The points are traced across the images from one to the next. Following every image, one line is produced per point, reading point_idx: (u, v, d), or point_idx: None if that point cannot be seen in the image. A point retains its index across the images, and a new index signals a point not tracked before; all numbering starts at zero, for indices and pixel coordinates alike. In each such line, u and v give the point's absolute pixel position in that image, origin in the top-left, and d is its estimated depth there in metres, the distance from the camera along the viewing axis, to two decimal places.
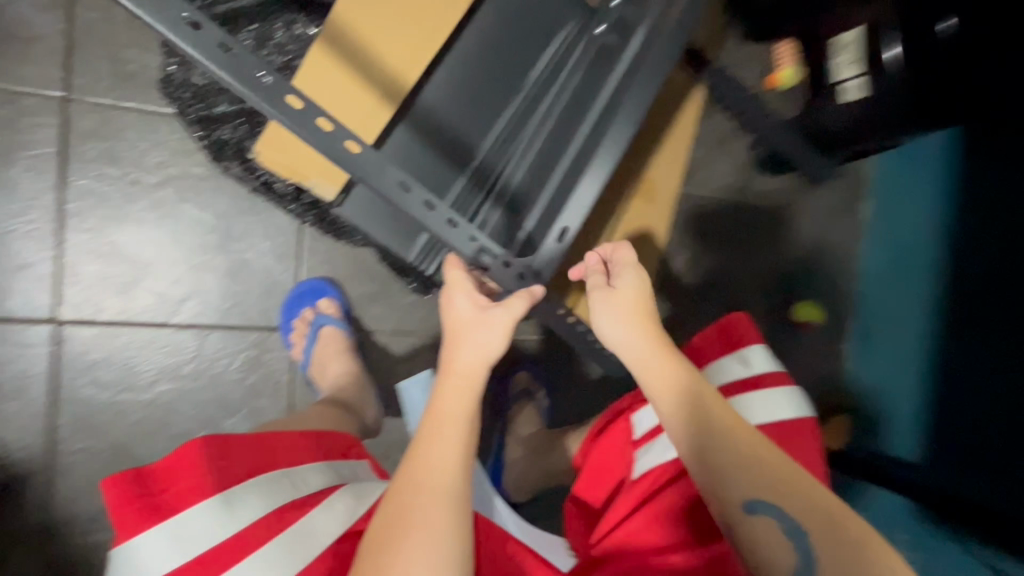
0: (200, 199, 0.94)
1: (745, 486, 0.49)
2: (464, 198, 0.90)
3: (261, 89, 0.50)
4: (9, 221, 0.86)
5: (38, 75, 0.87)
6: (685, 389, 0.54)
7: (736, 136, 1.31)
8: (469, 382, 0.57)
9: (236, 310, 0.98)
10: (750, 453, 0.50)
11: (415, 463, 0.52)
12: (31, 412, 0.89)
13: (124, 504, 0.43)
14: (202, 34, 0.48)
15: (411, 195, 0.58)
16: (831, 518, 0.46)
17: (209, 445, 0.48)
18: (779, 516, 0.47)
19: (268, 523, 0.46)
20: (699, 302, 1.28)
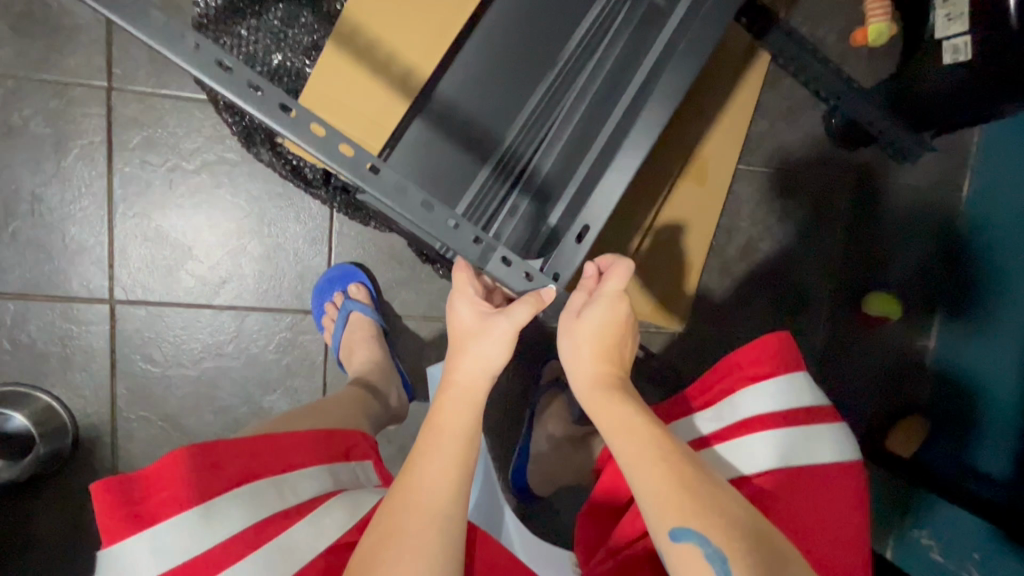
0: (235, 185, 0.97)
1: (667, 513, 0.48)
2: (485, 194, 0.83)
3: (256, 100, 0.50)
4: (65, 207, 0.92)
5: (83, 64, 0.90)
6: (622, 413, 0.54)
7: (804, 105, 1.19)
8: (470, 397, 0.56)
9: (272, 293, 1.01)
10: (673, 478, 0.49)
11: (409, 477, 0.52)
12: (93, 383, 0.96)
13: (111, 510, 0.46)
14: (203, 54, 0.49)
15: (406, 198, 0.55)
16: (752, 545, 0.46)
17: (194, 454, 0.49)
18: (702, 544, 0.46)
19: (244, 539, 0.48)
20: (750, 292, 1.21)
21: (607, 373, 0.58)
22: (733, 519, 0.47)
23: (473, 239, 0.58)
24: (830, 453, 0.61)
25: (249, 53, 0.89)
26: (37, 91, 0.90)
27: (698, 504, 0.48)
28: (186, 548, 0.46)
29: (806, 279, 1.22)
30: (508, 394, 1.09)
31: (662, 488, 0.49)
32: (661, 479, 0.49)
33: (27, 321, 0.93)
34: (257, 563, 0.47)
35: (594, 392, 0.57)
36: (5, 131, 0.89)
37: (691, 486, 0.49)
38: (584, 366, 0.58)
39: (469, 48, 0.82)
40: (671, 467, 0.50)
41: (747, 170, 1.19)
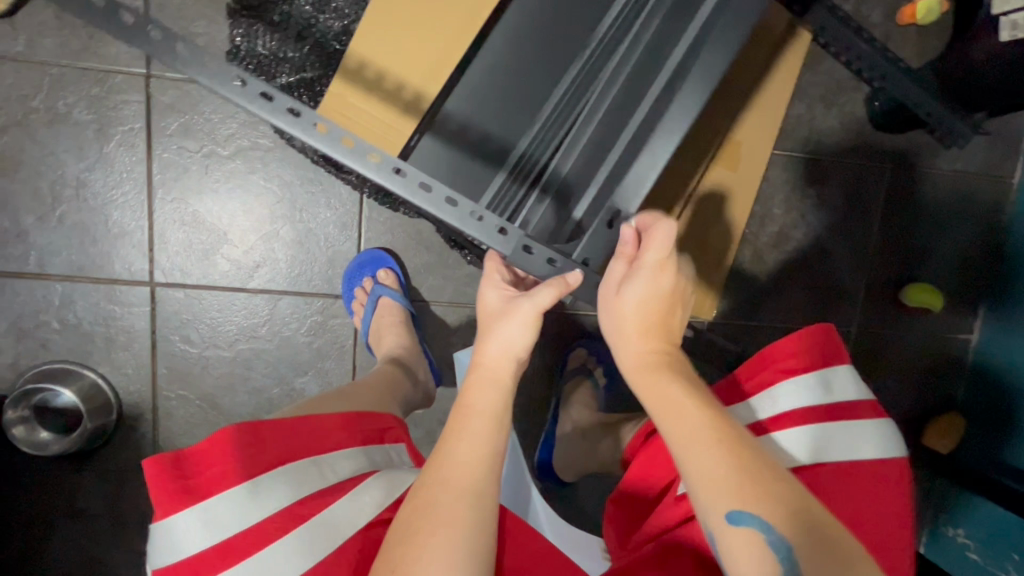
0: (268, 170, 0.98)
1: (726, 497, 0.47)
2: (507, 192, 0.81)
3: (292, 122, 0.52)
4: (107, 192, 0.95)
5: (123, 52, 0.93)
6: (670, 394, 0.53)
7: (844, 88, 1.14)
8: (498, 379, 0.56)
9: (304, 277, 1.02)
10: (729, 463, 0.48)
11: (440, 455, 0.52)
12: (135, 362, 0.99)
13: (163, 484, 0.47)
14: (249, 90, 0.52)
15: (431, 193, 0.55)
16: (813, 530, 0.45)
17: (241, 432, 0.50)
18: (764, 530, 0.45)
19: (288, 515, 0.49)
20: (784, 281, 1.18)
21: (654, 351, 0.57)
22: (793, 506, 0.46)
23: (498, 229, 0.57)
24: (873, 448, 0.60)
25: (282, 39, 0.90)
26: (79, 78, 0.92)
27: (757, 490, 0.46)
28: (232, 523, 0.47)
29: (842, 269, 1.19)
30: (534, 381, 1.09)
31: (720, 473, 0.47)
32: (718, 463, 0.48)
33: (72, 302, 0.96)
34: (300, 539, 0.48)
35: (639, 370, 0.56)
36: (50, 117, 0.92)
37: (749, 471, 0.47)
38: (628, 342, 0.57)
39: (491, 45, 0.83)
40: (726, 450, 0.48)
41: (782, 155, 1.15)
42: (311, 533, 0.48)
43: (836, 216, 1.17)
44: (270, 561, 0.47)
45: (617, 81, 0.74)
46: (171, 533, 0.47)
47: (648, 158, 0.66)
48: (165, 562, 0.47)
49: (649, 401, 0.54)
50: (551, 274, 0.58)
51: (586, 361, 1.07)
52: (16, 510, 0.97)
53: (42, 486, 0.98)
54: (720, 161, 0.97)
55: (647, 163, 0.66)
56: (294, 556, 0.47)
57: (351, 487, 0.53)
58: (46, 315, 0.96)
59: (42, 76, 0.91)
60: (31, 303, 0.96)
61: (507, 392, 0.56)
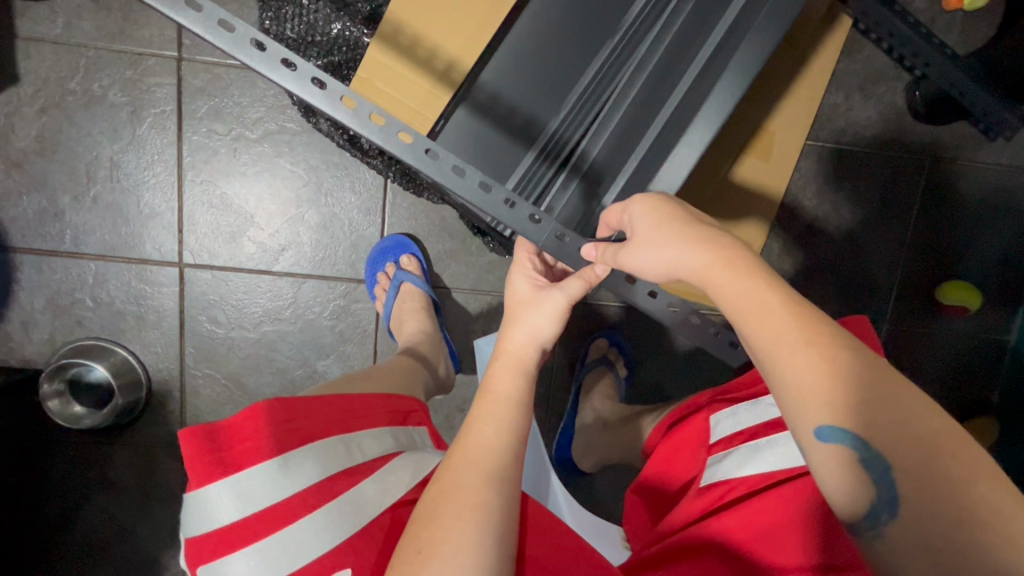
0: (294, 154, 0.99)
1: (817, 410, 0.39)
2: (532, 176, 0.83)
3: (321, 95, 0.51)
4: (140, 174, 0.97)
5: (155, 35, 0.94)
6: (750, 286, 0.44)
7: (883, 76, 1.10)
8: (522, 366, 0.56)
9: (328, 261, 1.03)
10: (828, 367, 0.40)
11: (466, 439, 0.53)
12: (164, 341, 1.02)
13: (196, 457, 0.46)
14: (270, 55, 0.49)
15: (465, 179, 0.54)
16: (931, 458, 0.37)
17: (274, 407, 0.50)
18: (856, 448, 0.39)
19: (318, 490, 0.49)
20: (812, 276, 1.15)
21: (746, 267, 0.45)
22: (913, 431, 0.38)
23: (531, 217, 0.56)
24: None
25: (310, 23, 0.90)
26: (114, 61, 0.93)
27: (860, 405, 0.39)
28: (263, 499, 0.47)
29: (873, 264, 1.15)
30: (554, 370, 1.08)
31: (823, 389, 0.39)
32: (811, 368, 0.40)
33: (105, 281, 0.99)
34: (328, 515, 0.48)
35: (713, 262, 0.46)
36: (85, 99, 0.94)
37: (856, 380, 0.39)
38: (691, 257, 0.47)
39: (517, 32, 0.81)
40: (826, 370, 0.40)
41: (817, 146, 1.12)
42: (338, 511, 0.49)
43: (869, 211, 1.14)
44: (300, 536, 0.47)
45: (646, 71, 0.77)
46: (201, 504, 0.46)
47: (685, 158, 0.65)
48: (195, 534, 0.46)
49: (717, 288, 0.46)
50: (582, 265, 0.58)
51: (606, 352, 1.06)
52: (51, 480, 1.01)
53: (76, 459, 1.01)
54: (750, 153, 0.95)
55: (682, 158, 0.65)
56: (319, 531, 0.47)
57: (378, 466, 0.54)
58: (81, 294, 0.99)
59: (79, 59, 0.93)
60: (66, 281, 0.98)
61: (530, 380, 0.56)
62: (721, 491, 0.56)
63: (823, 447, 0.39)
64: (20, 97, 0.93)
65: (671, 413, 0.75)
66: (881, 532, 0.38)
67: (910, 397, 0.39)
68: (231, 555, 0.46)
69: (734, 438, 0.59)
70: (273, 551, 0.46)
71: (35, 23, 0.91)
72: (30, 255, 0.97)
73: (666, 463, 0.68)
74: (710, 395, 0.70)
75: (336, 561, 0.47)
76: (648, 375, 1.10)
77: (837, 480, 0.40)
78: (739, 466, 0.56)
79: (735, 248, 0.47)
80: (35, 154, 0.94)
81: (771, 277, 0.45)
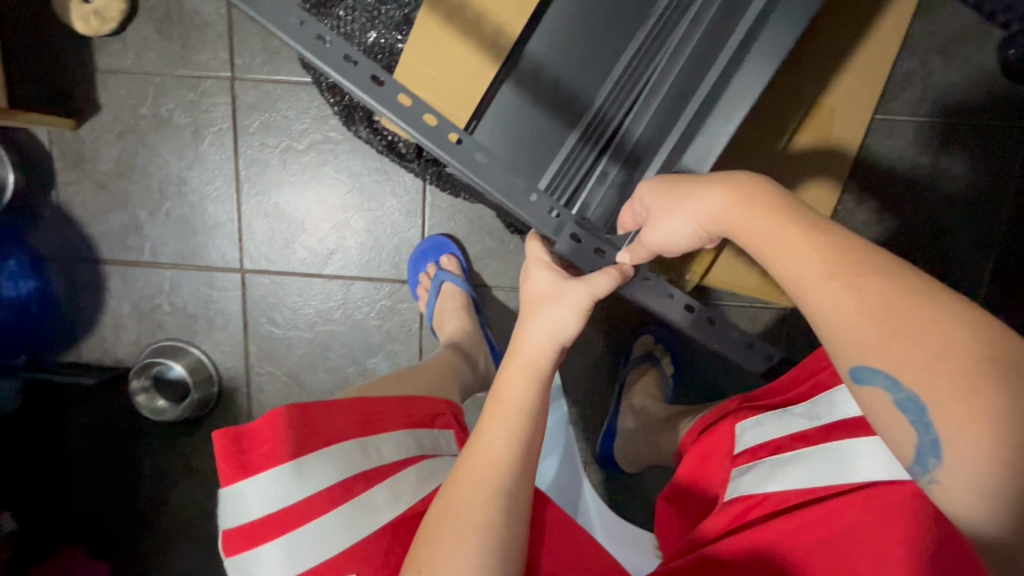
0: (338, 161, 1.03)
1: (847, 345, 0.37)
2: (573, 159, 0.81)
3: (351, 71, 0.51)
4: (203, 188, 1.05)
5: (210, 57, 1.01)
6: (766, 223, 0.42)
7: (968, 35, 0.97)
8: (531, 371, 0.54)
9: (373, 263, 1.07)
10: (863, 301, 0.36)
11: (476, 448, 0.51)
12: (231, 341, 1.10)
13: (225, 456, 0.51)
14: (306, 30, 0.51)
15: (485, 168, 0.56)
16: (975, 385, 0.31)
17: (293, 413, 0.53)
18: (892, 388, 0.35)
19: (331, 494, 0.51)
20: None
21: (770, 205, 0.43)
22: (955, 358, 0.32)
23: (550, 212, 0.57)
24: None
25: (347, 33, 0.93)
26: (178, 85, 1.02)
27: (894, 331, 0.35)
28: (279, 500, 0.50)
29: (959, 248, 1.03)
30: (596, 368, 1.06)
31: (847, 326, 0.37)
32: (835, 301, 0.37)
33: (179, 287, 1.09)
34: (339, 519, 0.51)
35: (729, 206, 0.45)
36: (155, 123, 1.03)
37: (890, 305, 0.35)
38: (710, 202, 0.46)
39: (546, 24, 0.82)
40: (852, 300, 0.37)
41: (887, 120, 1.01)
42: (349, 515, 0.51)
43: (953, 191, 1.02)
44: (314, 537, 0.50)
45: (686, 50, 0.71)
46: (230, 499, 0.51)
47: (705, 144, 0.64)
48: (225, 526, 0.51)
49: (739, 235, 0.44)
50: (598, 264, 0.57)
51: (652, 349, 1.03)
52: (142, 467, 1.13)
53: (162, 449, 1.13)
54: (808, 129, 0.89)
55: (706, 146, 0.65)
56: (327, 534, 0.50)
57: (396, 471, 0.55)
58: (159, 299, 1.09)
59: (148, 86, 1.02)
60: (147, 288, 1.09)
61: (541, 386, 0.54)
62: (741, 508, 0.54)
63: (861, 387, 0.37)
64: (102, 124, 1.03)
65: (703, 417, 0.73)
66: (932, 478, 0.34)
67: (956, 321, 0.33)
68: (251, 549, 0.50)
69: (758, 452, 0.58)
70: (291, 549, 0.49)
71: (110, 56, 1.01)
72: (117, 265, 1.08)
73: (696, 470, 0.66)
74: (739, 402, 0.69)
75: (344, 564, 0.49)
76: (698, 374, 1.06)
77: (887, 427, 0.36)
78: (761, 484, 0.54)
79: (758, 191, 0.44)
80: (116, 175, 1.05)
81: (792, 209, 0.43)
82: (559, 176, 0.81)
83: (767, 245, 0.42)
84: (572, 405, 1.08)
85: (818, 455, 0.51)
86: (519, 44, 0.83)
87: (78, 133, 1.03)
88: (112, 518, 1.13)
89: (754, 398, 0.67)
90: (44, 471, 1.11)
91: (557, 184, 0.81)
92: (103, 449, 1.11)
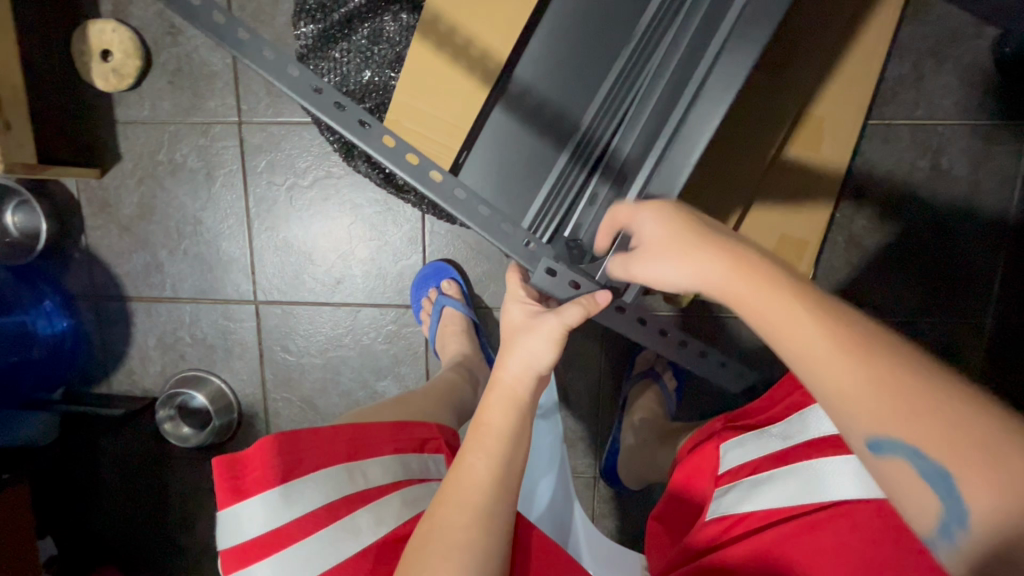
0: (341, 195, 1.08)
1: (862, 420, 0.38)
2: (563, 180, 0.84)
3: (338, 116, 0.57)
4: (217, 227, 1.11)
5: (219, 104, 1.07)
6: (773, 295, 0.43)
7: (959, 35, 0.96)
8: (512, 397, 0.57)
9: (378, 290, 1.12)
10: (870, 378, 0.38)
11: (458, 472, 0.54)
12: (248, 369, 1.16)
13: (223, 481, 0.57)
14: (303, 80, 0.56)
15: (465, 203, 0.59)
16: (996, 457, 0.34)
17: (281, 440, 0.58)
18: (911, 458, 0.37)
19: (317, 516, 0.55)
20: (890, 268, 1.03)
21: (760, 273, 0.44)
22: (967, 433, 0.35)
23: (525, 243, 0.61)
24: None
25: (343, 74, 0.97)
26: (190, 132, 1.08)
27: (907, 408, 0.37)
28: (269, 523, 0.54)
29: (967, 250, 1.01)
30: (598, 384, 1.08)
31: (859, 403, 0.38)
32: (848, 376, 0.38)
33: (198, 320, 1.15)
34: (322, 541, 0.54)
35: (726, 274, 0.45)
36: (171, 168, 1.10)
37: (901, 381, 0.37)
38: (706, 267, 0.46)
39: (533, 50, 0.85)
40: (864, 377, 0.38)
41: (881, 125, 1.00)
42: (332, 537, 0.55)
43: (955, 192, 1.00)
44: (300, 556, 0.54)
45: (672, 64, 0.71)
46: (228, 520, 0.56)
47: (682, 147, 0.62)
48: (224, 547, 0.56)
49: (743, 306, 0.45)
50: (572, 296, 0.60)
51: (653, 364, 1.04)
52: (170, 492, 1.19)
53: (188, 474, 1.18)
54: (799, 139, 0.89)
55: (684, 157, 0.62)
56: (312, 554, 0.54)
57: (380, 495, 0.58)
58: (181, 332, 1.16)
59: (163, 134, 1.09)
60: (169, 322, 1.16)
61: (520, 409, 0.57)
62: (724, 525, 0.55)
63: (879, 459, 0.38)
64: (123, 171, 1.11)
65: (698, 432, 0.75)
66: (956, 547, 0.35)
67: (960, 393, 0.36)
68: (247, 567, 0.55)
69: (738, 473, 0.60)
70: (281, 567, 0.54)
71: (129, 109, 1.08)
72: (142, 302, 1.15)
73: (686, 484, 0.69)
74: (726, 420, 0.71)
75: None
76: (701, 386, 1.06)
77: (911, 494, 0.38)
78: (740, 502, 0.56)
79: (749, 257, 0.45)
80: (138, 218, 1.12)
81: (779, 277, 0.44)
82: (550, 200, 0.85)
83: (764, 317, 0.43)
84: (577, 420, 1.09)
85: (794, 474, 0.53)
86: (508, 67, 0.86)
87: (103, 182, 1.11)
88: (147, 541, 1.20)
89: (740, 418, 0.69)
90: (84, 496, 1.19)
91: (548, 207, 0.85)
92: (135, 475, 1.18)
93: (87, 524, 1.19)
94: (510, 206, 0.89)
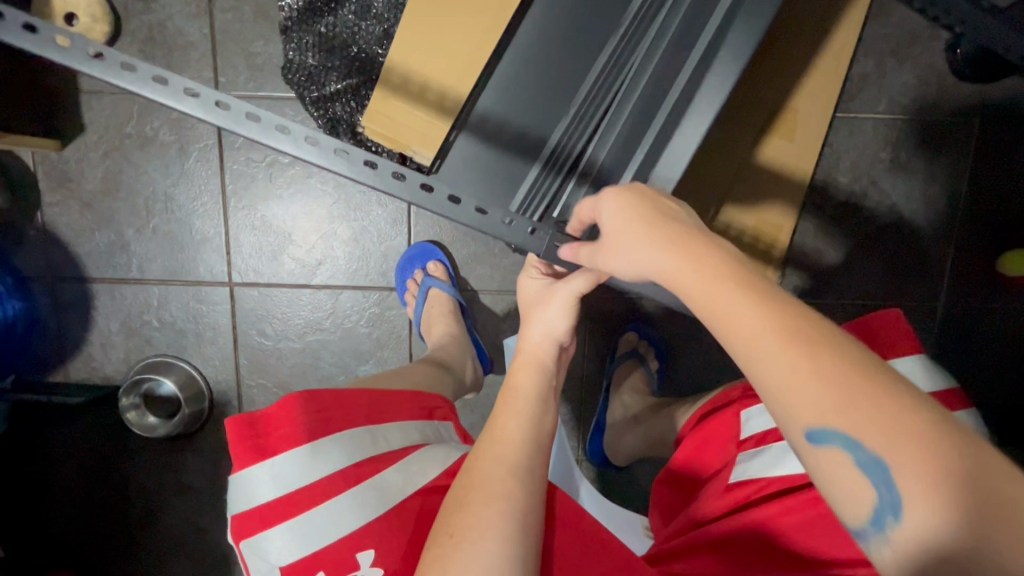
0: (324, 173, 1.06)
1: (801, 415, 0.36)
2: (538, 187, 0.80)
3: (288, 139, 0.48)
4: (190, 204, 1.06)
5: (194, 75, 1.03)
6: (716, 288, 0.41)
7: (917, 37, 1.04)
8: (540, 362, 0.60)
9: (361, 272, 1.09)
10: (814, 365, 0.36)
11: (492, 431, 0.56)
12: (221, 355, 1.11)
13: (240, 441, 0.55)
14: (205, 99, 0.46)
15: (461, 207, 0.53)
16: (934, 453, 0.33)
17: (305, 400, 0.58)
18: (850, 450, 0.35)
19: (346, 475, 0.55)
20: (858, 253, 1.10)
21: (710, 262, 0.42)
22: (906, 420, 0.34)
23: (529, 230, 0.55)
24: None
25: (329, 49, 0.95)
26: (162, 104, 1.04)
27: (850, 401, 0.35)
28: (295, 481, 0.54)
29: (923, 238, 1.09)
30: (583, 365, 1.09)
31: (805, 390, 0.36)
32: (792, 374, 0.36)
33: (167, 303, 1.09)
34: (353, 499, 0.54)
35: (678, 262, 0.43)
36: (141, 141, 1.04)
37: (843, 382, 0.35)
38: (660, 257, 0.44)
39: (522, 34, 0.81)
40: (802, 373, 0.36)
41: (847, 118, 1.06)
42: (361, 495, 0.55)
43: (913, 184, 1.08)
44: (327, 515, 0.53)
45: (657, 53, 0.70)
46: (245, 483, 0.54)
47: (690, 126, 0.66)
48: (239, 510, 0.54)
49: (691, 295, 0.42)
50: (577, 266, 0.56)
51: (636, 345, 1.06)
52: (132, 486, 1.12)
53: (151, 466, 1.12)
54: (776, 129, 0.94)
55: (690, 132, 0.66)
56: (341, 513, 0.53)
57: (404, 454, 0.60)
58: (148, 315, 1.10)
59: (132, 106, 1.04)
60: (135, 304, 1.09)
61: (549, 375, 0.60)
62: (753, 489, 0.58)
63: (818, 452, 0.36)
64: (87, 143, 1.04)
65: (704, 404, 0.78)
66: (887, 539, 0.35)
67: (907, 393, 0.35)
68: (268, 529, 0.53)
69: (763, 438, 0.61)
70: (306, 527, 0.53)
71: (95, 77, 1.03)
72: (104, 283, 1.09)
73: (697, 452, 0.71)
74: (741, 389, 0.73)
75: (360, 542, 0.53)
76: (682, 368, 1.09)
77: (840, 489, 0.36)
78: (768, 467, 0.58)
79: (699, 242, 0.43)
80: (101, 193, 1.06)
81: (730, 266, 0.42)
82: (536, 186, 0.80)
83: (707, 299, 0.41)
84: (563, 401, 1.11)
85: None
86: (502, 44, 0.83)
87: (63, 154, 1.04)
88: (104, 539, 1.12)
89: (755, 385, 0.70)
90: (34, 493, 1.11)
91: (533, 195, 0.80)
92: (93, 468, 1.11)
93: (38, 522, 1.11)
94: (492, 193, 0.84)
